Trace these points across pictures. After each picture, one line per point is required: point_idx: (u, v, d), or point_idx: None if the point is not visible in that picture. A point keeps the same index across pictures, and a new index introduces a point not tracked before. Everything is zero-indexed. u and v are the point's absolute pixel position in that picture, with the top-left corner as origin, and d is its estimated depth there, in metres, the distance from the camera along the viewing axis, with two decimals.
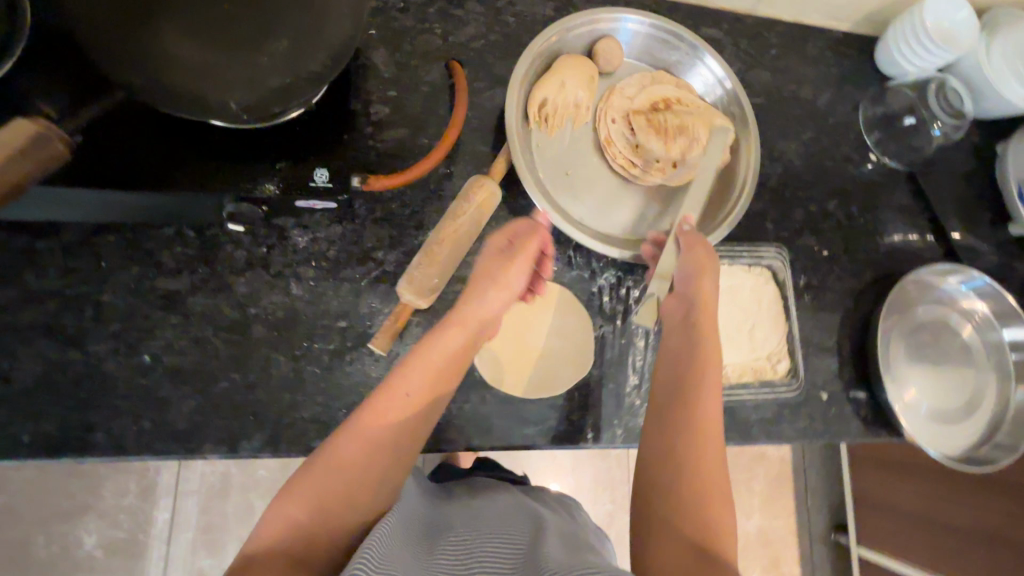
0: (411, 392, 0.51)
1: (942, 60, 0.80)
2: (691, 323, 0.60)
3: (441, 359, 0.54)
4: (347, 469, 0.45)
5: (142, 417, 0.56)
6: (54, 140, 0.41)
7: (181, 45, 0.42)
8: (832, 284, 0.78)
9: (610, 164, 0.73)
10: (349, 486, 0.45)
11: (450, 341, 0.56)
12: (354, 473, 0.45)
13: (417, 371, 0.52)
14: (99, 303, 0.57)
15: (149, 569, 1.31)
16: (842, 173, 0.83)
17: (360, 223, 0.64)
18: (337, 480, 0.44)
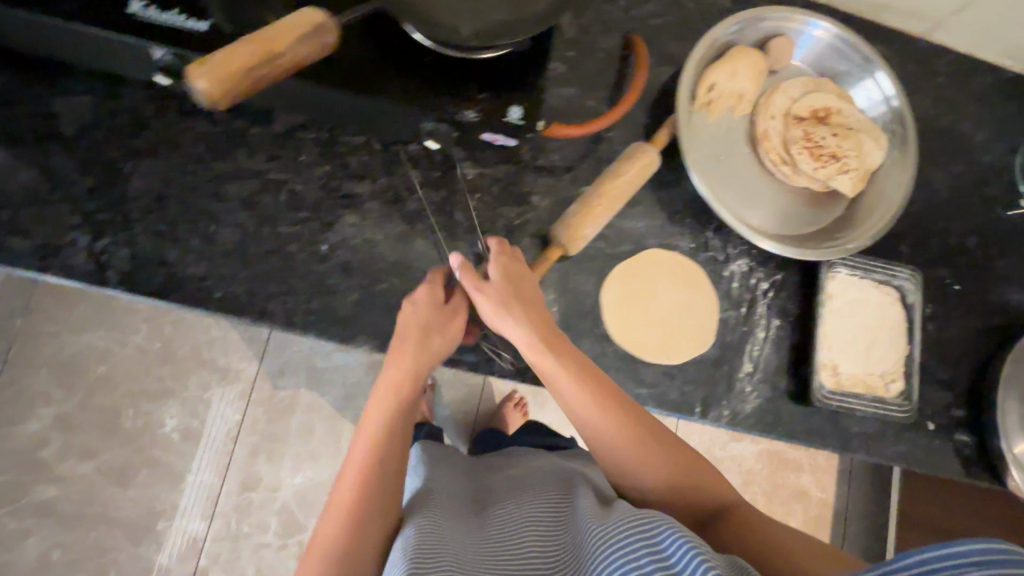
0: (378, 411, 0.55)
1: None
2: (576, 358, 0.58)
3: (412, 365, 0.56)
4: (348, 516, 0.52)
5: (312, 298, 0.62)
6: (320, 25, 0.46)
7: None
8: (957, 320, 0.77)
9: (761, 159, 0.74)
10: (364, 524, 0.52)
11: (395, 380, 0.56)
12: (361, 515, 0.52)
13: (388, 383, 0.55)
14: (292, 190, 0.64)
15: (214, 461, 1.41)
16: (987, 213, 0.81)
17: (523, 167, 0.69)
18: (348, 522, 0.52)
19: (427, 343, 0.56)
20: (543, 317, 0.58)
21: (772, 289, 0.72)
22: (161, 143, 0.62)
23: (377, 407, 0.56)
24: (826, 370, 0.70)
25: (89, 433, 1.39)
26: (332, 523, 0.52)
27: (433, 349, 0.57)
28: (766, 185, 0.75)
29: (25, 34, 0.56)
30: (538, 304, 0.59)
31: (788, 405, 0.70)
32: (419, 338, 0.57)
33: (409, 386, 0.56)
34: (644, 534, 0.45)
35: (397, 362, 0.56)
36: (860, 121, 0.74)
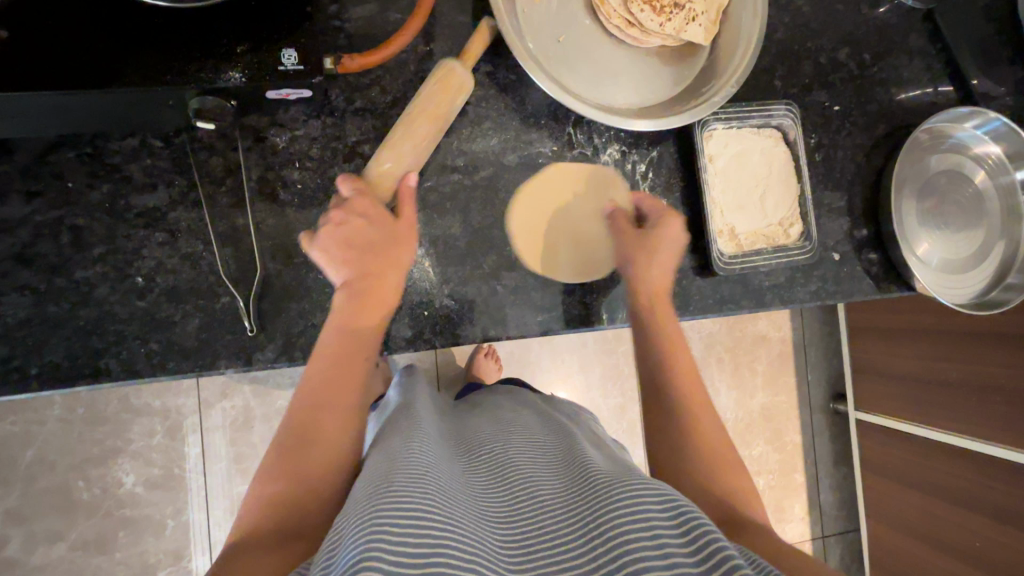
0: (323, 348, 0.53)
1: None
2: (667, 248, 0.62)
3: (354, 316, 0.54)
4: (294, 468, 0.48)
5: (148, 339, 0.54)
6: None
7: None
8: (842, 141, 0.75)
9: (605, 26, 0.65)
10: (316, 470, 0.49)
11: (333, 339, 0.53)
12: (301, 463, 0.49)
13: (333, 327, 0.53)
14: (74, 227, 0.53)
15: (191, 499, 1.36)
16: (854, 17, 0.76)
17: (340, 115, 0.59)
18: (303, 466, 0.49)
19: (359, 292, 0.53)
20: (359, 235, 0.54)
21: (650, 169, 0.67)
22: None
23: (322, 362, 0.52)
24: (723, 236, 0.67)
25: (47, 517, 1.30)
26: (278, 471, 0.48)
27: (377, 312, 0.54)
28: (620, 57, 0.67)
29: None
30: (377, 222, 0.55)
31: (694, 283, 0.68)
32: (359, 295, 0.54)
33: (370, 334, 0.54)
34: (650, 498, 0.41)
35: (353, 320, 0.53)
36: None
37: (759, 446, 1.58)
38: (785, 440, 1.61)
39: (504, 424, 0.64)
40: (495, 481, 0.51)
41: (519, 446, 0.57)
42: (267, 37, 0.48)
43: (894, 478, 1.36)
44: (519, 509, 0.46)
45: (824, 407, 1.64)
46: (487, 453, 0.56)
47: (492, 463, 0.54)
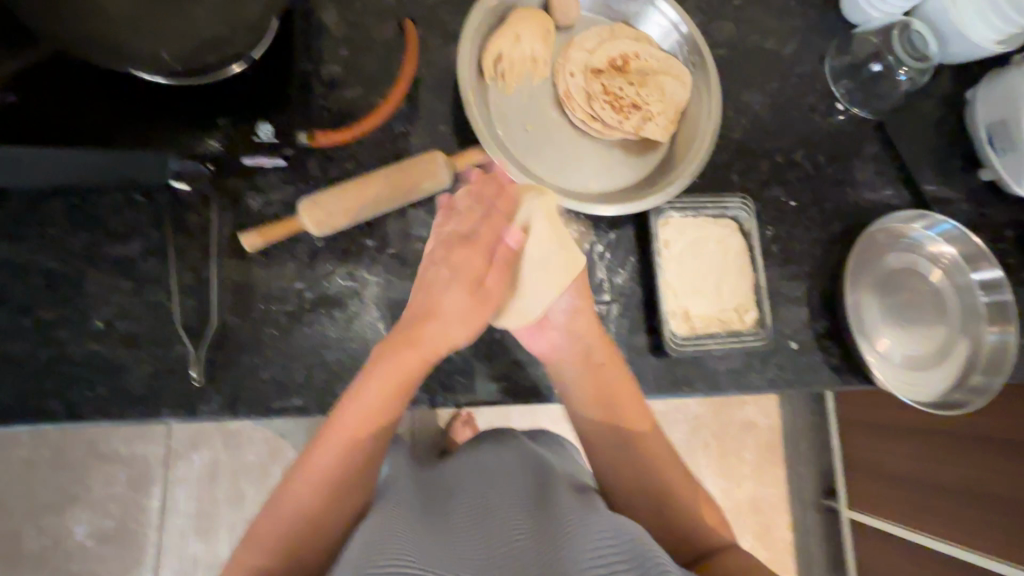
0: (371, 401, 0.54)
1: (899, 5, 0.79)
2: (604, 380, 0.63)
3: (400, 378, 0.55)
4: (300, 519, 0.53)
5: (98, 383, 0.55)
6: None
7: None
8: (799, 234, 0.77)
9: (570, 119, 0.71)
10: (310, 530, 0.53)
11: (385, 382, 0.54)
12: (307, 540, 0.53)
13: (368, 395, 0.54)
14: (48, 271, 0.56)
15: (142, 557, 1.30)
16: (809, 123, 0.82)
17: (314, 183, 0.63)
18: (315, 509, 0.53)
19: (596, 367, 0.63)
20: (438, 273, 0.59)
21: (608, 249, 0.70)
22: None
23: (318, 458, 0.54)
24: (676, 317, 0.68)
25: None
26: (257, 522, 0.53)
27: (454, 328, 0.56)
28: (584, 146, 0.72)
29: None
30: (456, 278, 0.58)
31: (649, 361, 0.69)
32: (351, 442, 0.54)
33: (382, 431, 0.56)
34: (614, 544, 0.46)
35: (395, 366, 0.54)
36: (658, 62, 0.73)
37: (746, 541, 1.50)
38: (774, 536, 1.52)
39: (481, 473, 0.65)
40: (475, 525, 0.54)
41: (501, 485, 0.61)
42: (247, 113, 0.54)
43: None
44: (498, 550, 0.49)
45: (816, 503, 1.56)
46: (468, 510, 0.57)
47: (470, 506, 0.57)
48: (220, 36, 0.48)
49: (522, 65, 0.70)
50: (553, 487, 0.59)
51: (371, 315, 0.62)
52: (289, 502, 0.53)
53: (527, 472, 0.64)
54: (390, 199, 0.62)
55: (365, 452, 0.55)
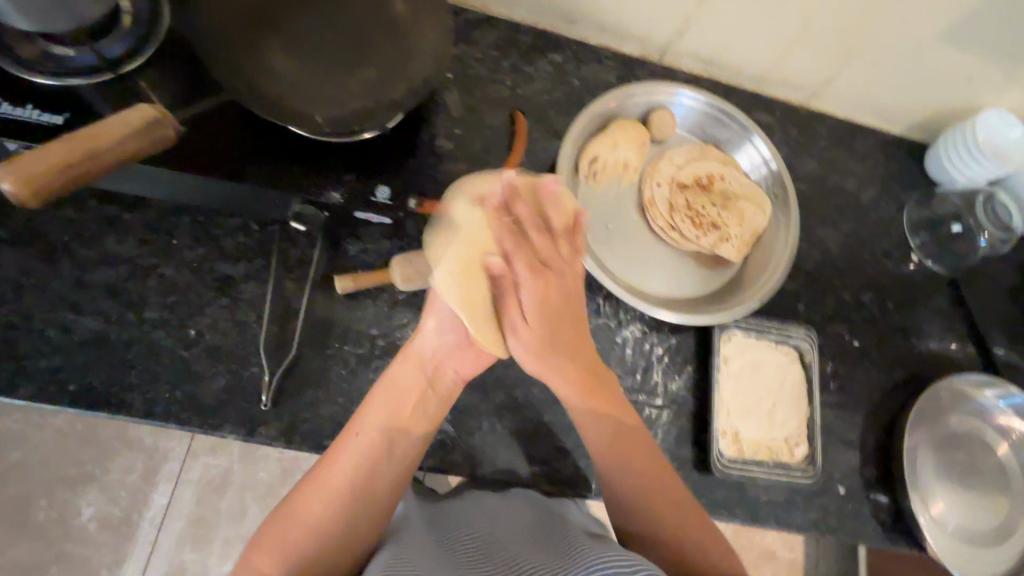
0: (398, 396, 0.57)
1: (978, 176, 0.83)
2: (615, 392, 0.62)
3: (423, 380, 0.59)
4: (319, 534, 0.53)
5: (175, 387, 0.59)
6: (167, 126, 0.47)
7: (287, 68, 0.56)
8: (859, 376, 0.77)
9: (650, 224, 0.75)
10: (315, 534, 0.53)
11: (411, 375, 0.58)
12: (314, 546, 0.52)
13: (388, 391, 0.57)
14: (161, 276, 0.62)
15: (135, 553, 1.31)
16: (880, 267, 0.83)
17: (408, 240, 0.69)
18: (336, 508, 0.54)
19: (608, 388, 0.62)
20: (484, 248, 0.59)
21: (667, 353, 0.71)
22: (21, 235, 0.60)
23: (325, 489, 0.54)
24: (725, 437, 0.68)
25: None
26: (272, 531, 0.53)
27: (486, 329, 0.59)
28: (660, 251, 0.75)
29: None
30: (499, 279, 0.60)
31: (690, 476, 0.68)
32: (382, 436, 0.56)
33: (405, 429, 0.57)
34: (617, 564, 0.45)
35: (397, 375, 0.58)
36: (742, 187, 0.77)
37: None
38: None
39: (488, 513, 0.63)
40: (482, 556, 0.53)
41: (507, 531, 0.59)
42: (371, 175, 0.60)
43: None
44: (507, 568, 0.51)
45: None
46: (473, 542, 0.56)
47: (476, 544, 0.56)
48: (364, 107, 0.56)
49: (615, 168, 0.75)
50: (549, 532, 0.60)
51: None
52: (311, 515, 0.53)
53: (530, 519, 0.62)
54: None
55: (379, 462, 0.56)
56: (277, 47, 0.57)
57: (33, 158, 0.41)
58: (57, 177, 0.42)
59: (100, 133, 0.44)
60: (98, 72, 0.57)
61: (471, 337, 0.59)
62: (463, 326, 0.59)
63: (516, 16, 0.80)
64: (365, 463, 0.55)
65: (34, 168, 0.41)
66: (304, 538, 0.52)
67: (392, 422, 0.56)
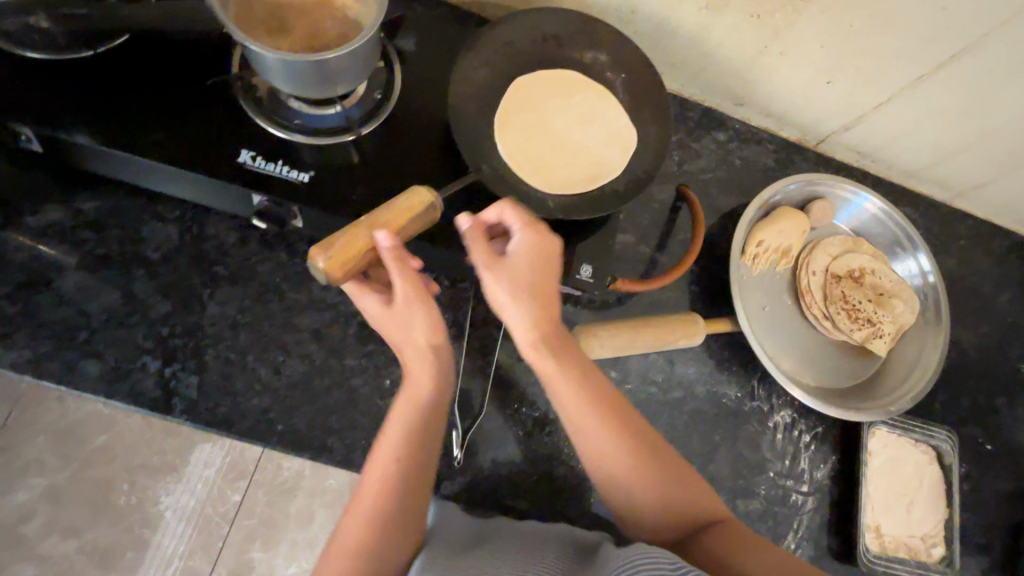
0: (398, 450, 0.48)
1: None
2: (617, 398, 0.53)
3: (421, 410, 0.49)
4: (369, 558, 0.46)
5: (372, 436, 0.62)
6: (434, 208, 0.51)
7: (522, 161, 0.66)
8: (989, 479, 0.79)
9: (803, 311, 0.78)
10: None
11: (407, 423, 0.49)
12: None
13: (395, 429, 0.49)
14: (360, 324, 0.65)
15: (199, 555, 1.22)
16: (1012, 371, 0.85)
17: (583, 309, 0.71)
18: (377, 545, 0.47)
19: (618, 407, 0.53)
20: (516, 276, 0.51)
21: (813, 442, 0.74)
22: (241, 273, 0.64)
23: (365, 497, 0.48)
24: (870, 531, 0.70)
25: (67, 508, 1.20)
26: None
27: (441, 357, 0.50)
28: (810, 339, 0.78)
29: (119, 165, 0.58)
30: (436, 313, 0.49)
31: (831, 565, 0.70)
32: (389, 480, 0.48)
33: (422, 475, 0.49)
34: None
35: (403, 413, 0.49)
36: (893, 283, 0.79)
37: None
38: None
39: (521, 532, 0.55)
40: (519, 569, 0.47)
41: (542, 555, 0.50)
42: (576, 254, 0.63)
43: None
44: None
45: None
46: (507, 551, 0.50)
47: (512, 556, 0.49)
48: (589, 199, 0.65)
49: (775, 254, 0.78)
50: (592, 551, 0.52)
51: None
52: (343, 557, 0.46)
53: (575, 539, 0.55)
54: (648, 346, 0.68)
55: (400, 502, 0.48)
56: (515, 137, 0.67)
57: (350, 241, 0.45)
58: (364, 257, 0.46)
59: (400, 217, 0.48)
60: (343, 134, 0.60)
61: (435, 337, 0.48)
62: (435, 316, 0.48)
63: (687, 93, 0.83)
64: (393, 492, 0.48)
65: (351, 251, 0.45)
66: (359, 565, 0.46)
67: (408, 467, 0.48)
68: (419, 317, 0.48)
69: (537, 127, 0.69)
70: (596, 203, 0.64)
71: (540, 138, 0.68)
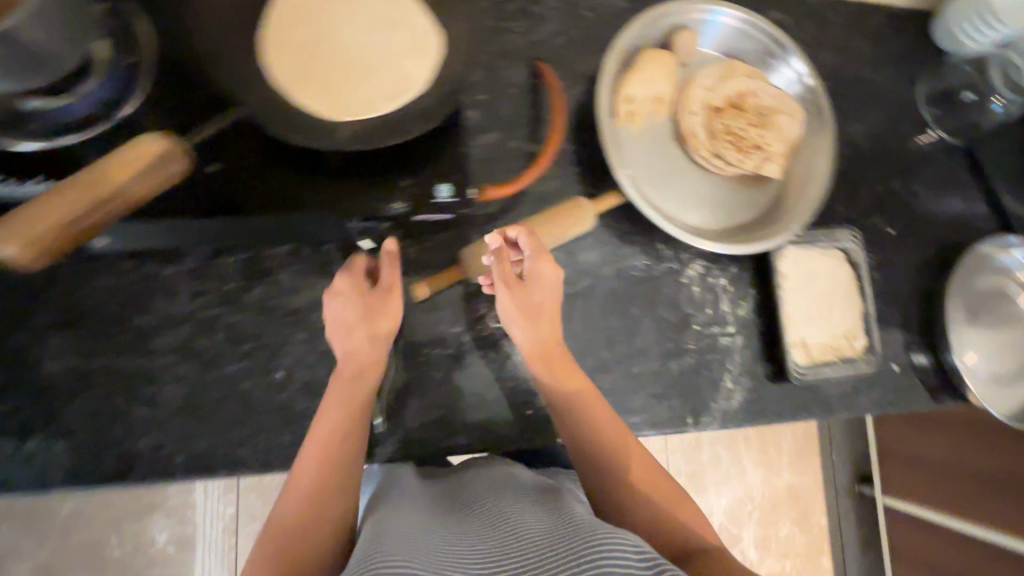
0: (329, 422, 0.51)
1: (990, 40, 0.81)
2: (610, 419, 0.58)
3: (362, 392, 0.53)
4: (301, 519, 0.48)
5: (283, 432, 0.58)
6: (177, 163, 0.45)
7: (299, 86, 0.54)
8: (898, 261, 0.82)
9: (692, 156, 0.74)
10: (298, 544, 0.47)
11: (337, 406, 0.52)
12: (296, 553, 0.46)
13: (336, 404, 0.52)
14: (227, 326, 0.58)
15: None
16: (904, 150, 0.85)
17: (466, 229, 0.65)
18: (310, 511, 0.48)
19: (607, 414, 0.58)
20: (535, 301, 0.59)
21: (730, 283, 0.74)
22: (68, 315, 0.56)
23: (308, 456, 0.50)
24: (797, 347, 0.72)
25: None
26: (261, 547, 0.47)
27: (372, 346, 0.54)
28: (705, 183, 0.75)
29: None
30: (353, 300, 0.54)
31: (770, 389, 0.73)
32: (326, 440, 0.51)
33: (353, 443, 0.52)
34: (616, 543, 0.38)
35: (339, 395, 0.52)
36: (775, 98, 0.75)
37: (785, 527, 1.54)
38: (811, 521, 1.57)
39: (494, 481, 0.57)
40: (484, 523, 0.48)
41: (502, 497, 0.52)
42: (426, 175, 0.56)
43: (933, 571, 1.33)
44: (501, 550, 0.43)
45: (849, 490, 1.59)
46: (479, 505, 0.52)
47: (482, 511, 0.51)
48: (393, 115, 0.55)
49: (647, 105, 0.73)
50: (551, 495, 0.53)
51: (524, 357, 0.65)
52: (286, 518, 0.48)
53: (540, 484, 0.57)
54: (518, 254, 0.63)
55: (343, 460, 0.50)
56: (296, 58, 0.54)
57: (39, 212, 0.41)
58: (64, 230, 0.42)
59: (116, 174, 0.42)
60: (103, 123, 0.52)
61: (352, 320, 0.54)
62: (373, 307, 0.55)
63: None
64: (329, 455, 0.50)
65: (42, 223, 0.41)
66: (291, 538, 0.47)
67: (347, 429, 0.51)
68: (352, 323, 0.54)
69: (325, 45, 0.56)
70: (395, 127, 0.54)
71: (331, 58, 0.56)
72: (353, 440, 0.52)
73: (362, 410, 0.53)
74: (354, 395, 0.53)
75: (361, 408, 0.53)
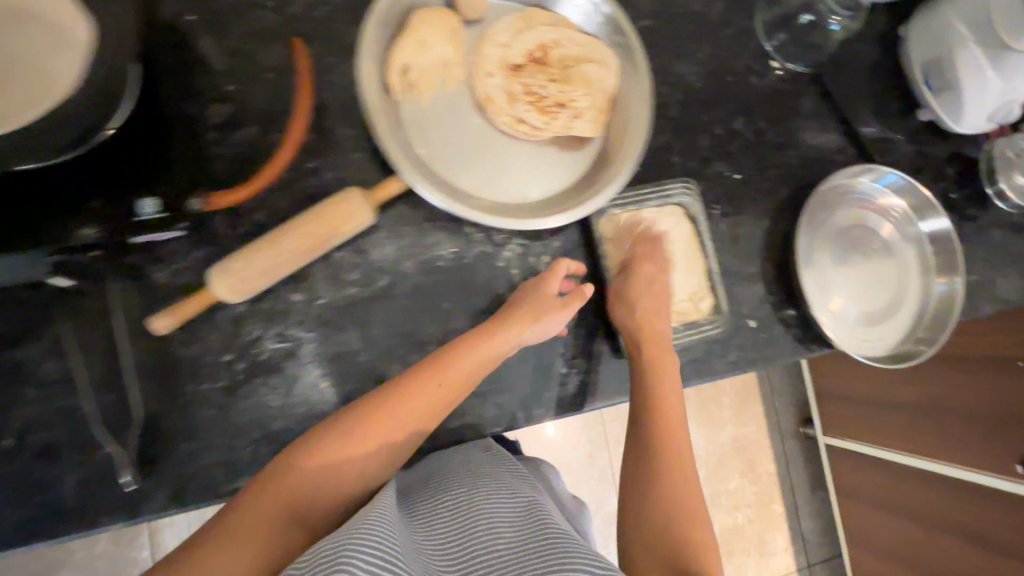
0: (369, 439, 0.51)
1: None
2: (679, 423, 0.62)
3: (399, 415, 0.53)
4: (264, 533, 0.42)
5: (23, 502, 0.51)
6: None
7: None
8: (747, 208, 0.75)
9: (495, 124, 0.66)
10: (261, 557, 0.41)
11: (351, 439, 0.51)
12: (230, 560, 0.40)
13: (347, 432, 0.51)
14: None
15: None
16: (745, 86, 0.78)
17: (225, 244, 0.58)
18: (268, 525, 0.43)
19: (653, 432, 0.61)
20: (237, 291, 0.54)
21: (554, 259, 0.67)
22: None
23: (278, 480, 0.46)
24: None
25: None
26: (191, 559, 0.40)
27: (427, 398, 0.55)
28: (515, 152, 0.67)
29: None
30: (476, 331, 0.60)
31: (610, 367, 0.67)
32: (321, 459, 0.48)
33: (361, 460, 0.50)
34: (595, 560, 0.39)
35: (385, 416, 0.53)
36: (580, 47, 0.67)
37: (735, 482, 1.43)
38: (760, 470, 1.46)
39: (455, 474, 0.56)
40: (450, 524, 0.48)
41: (467, 490, 0.52)
42: (123, 189, 0.48)
43: (863, 503, 1.26)
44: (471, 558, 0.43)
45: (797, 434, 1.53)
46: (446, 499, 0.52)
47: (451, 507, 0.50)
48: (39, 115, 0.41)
49: (434, 72, 0.64)
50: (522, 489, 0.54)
51: (312, 377, 0.58)
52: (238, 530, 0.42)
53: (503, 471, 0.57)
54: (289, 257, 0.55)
55: (316, 487, 0.47)
56: None
57: None
58: None
59: None
60: None
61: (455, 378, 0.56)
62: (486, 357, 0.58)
63: None
64: (299, 480, 0.47)
65: None
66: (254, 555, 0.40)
67: (361, 450, 0.51)
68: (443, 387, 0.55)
69: None
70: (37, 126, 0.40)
71: None
72: (351, 463, 0.50)
73: (391, 433, 0.53)
74: (398, 426, 0.53)
75: (413, 427, 0.54)
